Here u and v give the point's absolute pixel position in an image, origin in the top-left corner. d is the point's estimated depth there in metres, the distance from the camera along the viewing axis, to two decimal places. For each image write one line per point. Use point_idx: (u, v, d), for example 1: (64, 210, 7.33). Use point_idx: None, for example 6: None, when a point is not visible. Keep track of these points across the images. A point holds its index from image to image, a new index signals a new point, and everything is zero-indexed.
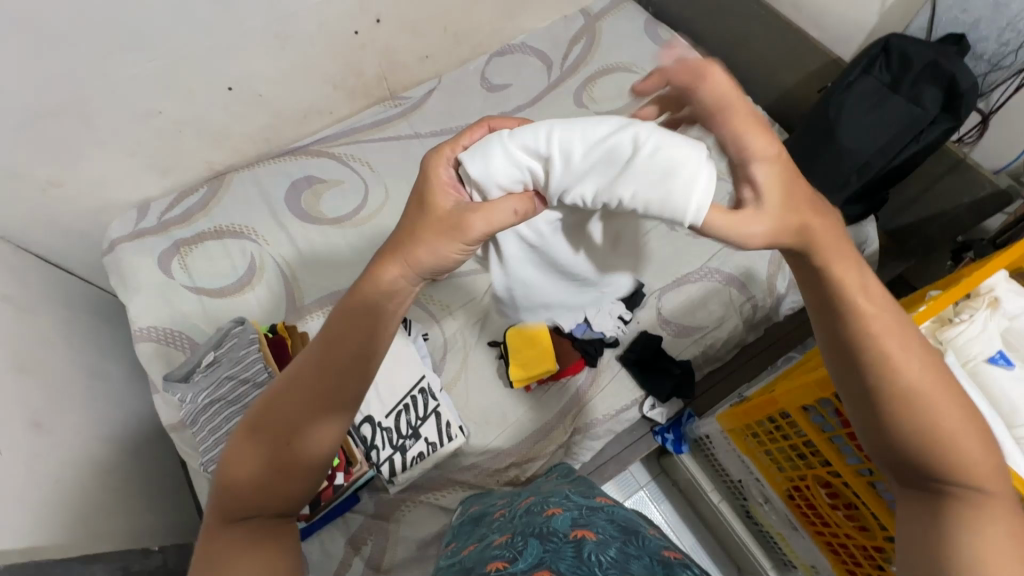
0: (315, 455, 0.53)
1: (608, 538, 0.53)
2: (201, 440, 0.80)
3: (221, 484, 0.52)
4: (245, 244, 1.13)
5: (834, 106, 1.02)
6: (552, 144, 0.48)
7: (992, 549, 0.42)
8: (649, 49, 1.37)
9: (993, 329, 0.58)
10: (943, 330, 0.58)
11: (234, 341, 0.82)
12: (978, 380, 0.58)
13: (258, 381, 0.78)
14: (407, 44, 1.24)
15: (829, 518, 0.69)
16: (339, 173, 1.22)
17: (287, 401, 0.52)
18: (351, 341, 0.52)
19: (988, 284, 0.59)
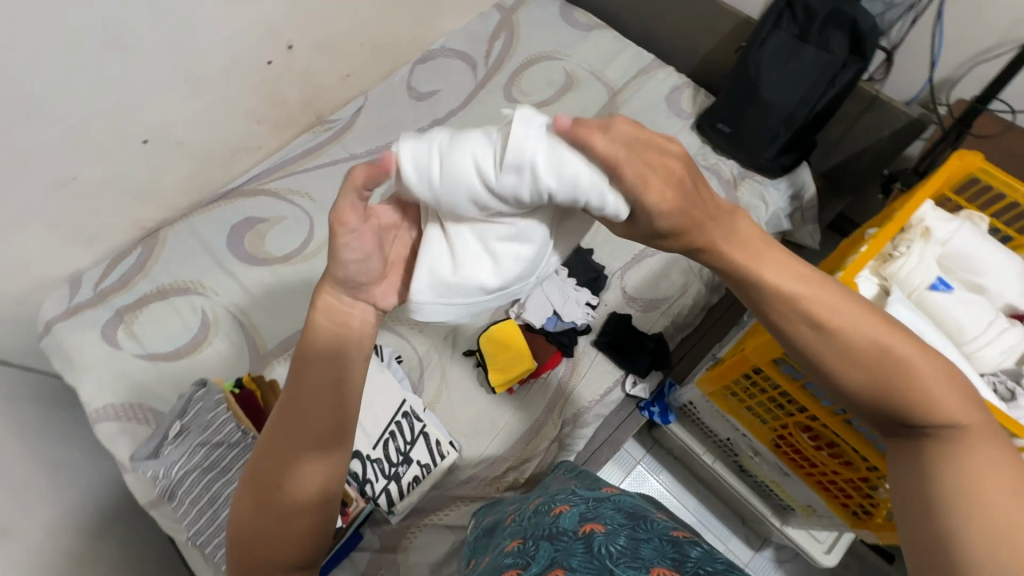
0: (311, 498, 0.51)
1: (619, 525, 0.54)
2: (182, 513, 0.75)
3: (233, 541, 0.52)
4: (194, 299, 1.08)
5: (752, 64, 1.07)
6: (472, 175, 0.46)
7: (975, 479, 0.42)
8: (568, 35, 1.38)
9: (931, 257, 0.60)
10: (886, 267, 0.61)
11: (198, 405, 0.79)
12: (925, 308, 0.60)
13: (234, 441, 0.77)
14: (326, 66, 1.21)
15: (816, 459, 0.72)
16: (280, 209, 1.18)
17: (270, 451, 0.51)
18: (317, 376, 0.51)
19: (918, 216, 0.62)
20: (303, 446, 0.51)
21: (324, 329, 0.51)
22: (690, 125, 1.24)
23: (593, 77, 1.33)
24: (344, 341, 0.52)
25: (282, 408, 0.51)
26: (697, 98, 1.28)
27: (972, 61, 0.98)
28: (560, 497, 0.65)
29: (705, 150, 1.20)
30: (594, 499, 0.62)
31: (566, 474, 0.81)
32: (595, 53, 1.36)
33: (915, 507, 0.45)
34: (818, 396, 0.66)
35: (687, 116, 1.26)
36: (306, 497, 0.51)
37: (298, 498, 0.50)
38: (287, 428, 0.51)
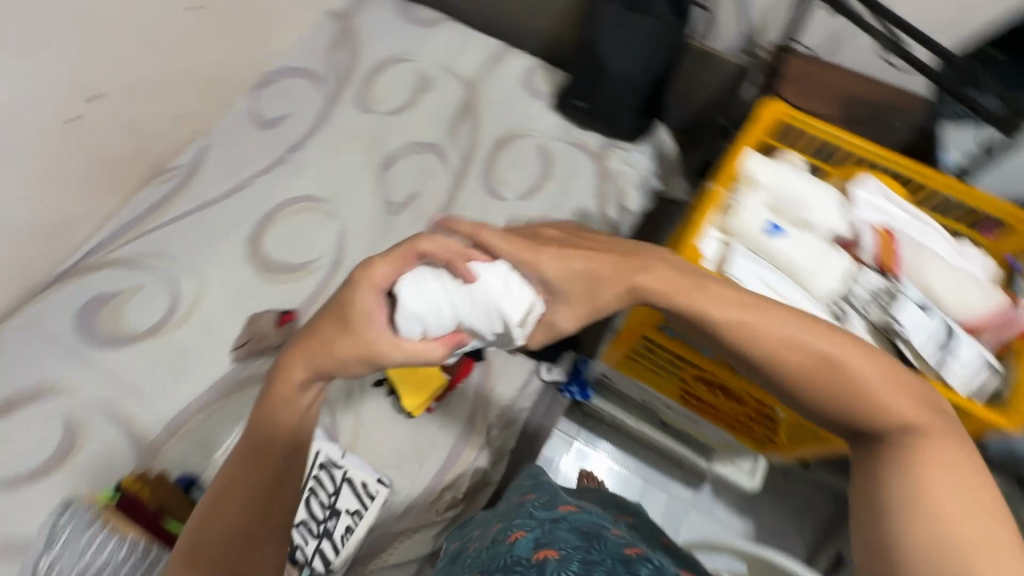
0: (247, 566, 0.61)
1: (573, 548, 0.57)
2: None
3: None
4: (49, 404, 0.94)
5: (591, 37, 1.09)
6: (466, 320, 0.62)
7: (927, 465, 0.51)
8: (412, 32, 1.34)
9: (760, 206, 0.68)
10: (726, 222, 0.69)
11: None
12: (764, 254, 0.67)
13: None
14: (147, 110, 1.08)
15: (717, 402, 0.78)
16: (131, 278, 1.04)
17: (212, 524, 0.60)
18: (262, 457, 0.61)
19: (747, 171, 0.70)
20: (249, 520, 0.61)
21: (280, 417, 0.62)
22: (551, 105, 1.25)
23: (447, 73, 1.30)
24: (292, 424, 0.63)
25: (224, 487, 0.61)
26: (551, 77, 1.29)
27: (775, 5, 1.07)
28: (516, 522, 0.66)
29: (569, 128, 1.22)
30: (550, 520, 0.64)
31: (522, 489, 0.83)
32: (444, 47, 1.32)
33: (885, 506, 0.51)
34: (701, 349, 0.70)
35: (546, 96, 1.27)
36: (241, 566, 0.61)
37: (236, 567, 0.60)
38: (232, 503, 0.60)
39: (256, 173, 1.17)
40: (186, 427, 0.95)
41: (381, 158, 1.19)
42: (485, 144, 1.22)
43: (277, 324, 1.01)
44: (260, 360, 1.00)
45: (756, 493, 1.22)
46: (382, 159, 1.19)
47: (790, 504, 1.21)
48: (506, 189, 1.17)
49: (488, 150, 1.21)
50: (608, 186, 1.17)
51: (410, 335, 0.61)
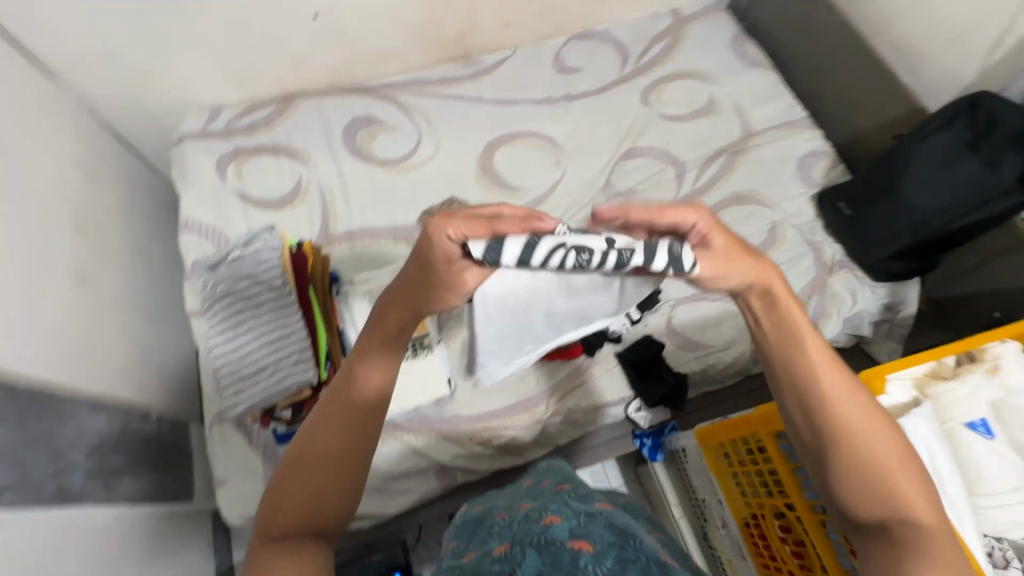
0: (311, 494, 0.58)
1: (606, 546, 0.58)
2: (211, 327, 0.83)
3: (312, 425, 0.59)
4: (296, 166, 1.20)
5: (903, 155, 0.97)
6: None
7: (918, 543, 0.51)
8: (730, 62, 1.33)
9: (980, 393, 0.72)
10: (934, 387, 0.73)
11: (260, 243, 0.85)
12: (953, 438, 0.72)
13: (275, 286, 0.82)
14: (491, 8, 1.26)
15: (777, 554, 0.68)
16: (397, 120, 1.26)
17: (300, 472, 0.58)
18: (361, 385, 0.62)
19: (994, 351, 0.72)
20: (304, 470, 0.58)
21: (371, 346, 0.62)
22: (812, 195, 1.17)
23: (735, 113, 1.28)
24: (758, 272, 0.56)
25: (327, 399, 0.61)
26: (832, 170, 1.19)
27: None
28: (551, 507, 0.67)
29: (816, 225, 1.13)
30: (584, 515, 0.65)
31: (554, 478, 0.83)
32: (749, 90, 1.30)
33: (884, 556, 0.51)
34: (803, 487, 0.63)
35: (815, 185, 1.18)
36: (895, 469, 0.54)
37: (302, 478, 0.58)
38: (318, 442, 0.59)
39: (529, 100, 1.30)
40: (357, 242, 1.14)
41: (628, 146, 1.25)
42: (725, 190, 1.19)
43: None
44: None
45: None
46: (628, 148, 1.25)
47: None
48: None
49: (723, 196, 1.18)
50: (818, 299, 1.06)
51: None
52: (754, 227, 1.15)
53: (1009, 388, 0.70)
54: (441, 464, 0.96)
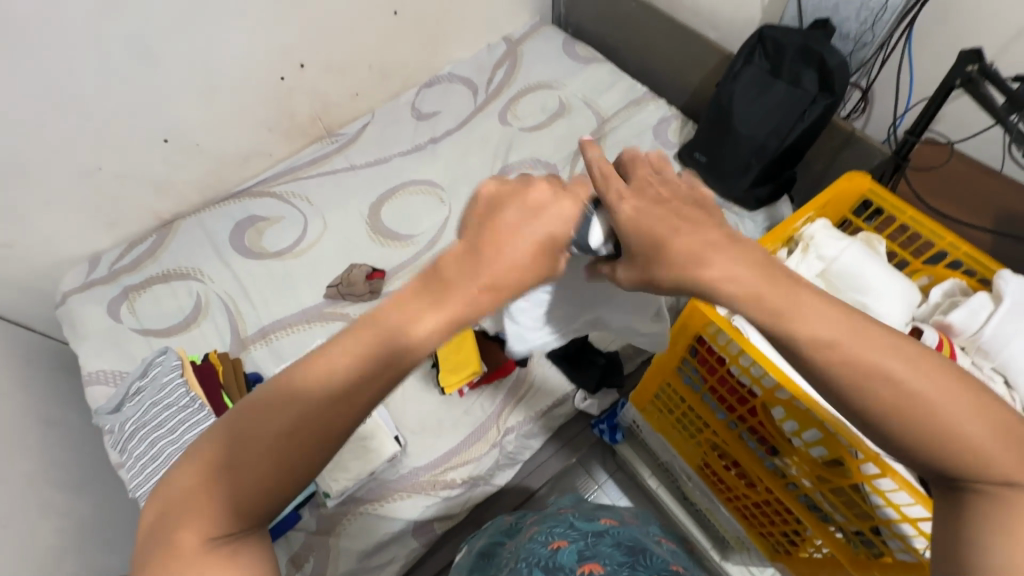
0: (237, 516, 0.37)
1: (618, 564, 0.50)
2: (127, 466, 0.81)
3: (265, 410, 0.38)
4: (190, 284, 1.19)
5: (726, 97, 1.08)
6: (995, 345, 0.59)
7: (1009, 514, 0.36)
8: (567, 65, 1.45)
9: (802, 272, 0.64)
10: None
11: (157, 369, 0.86)
12: None
13: (180, 403, 0.82)
14: (335, 83, 1.33)
15: (731, 484, 0.69)
16: (279, 210, 1.28)
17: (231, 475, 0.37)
18: (373, 359, 0.40)
19: (807, 231, 0.67)
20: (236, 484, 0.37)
21: (422, 320, 0.41)
22: (673, 155, 1.27)
23: (585, 107, 1.38)
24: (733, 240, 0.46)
25: (304, 371, 0.39)
26: (682, 129, 1.31)
27: (925, 98, 0.98)
28: (556, 530, 0.62)
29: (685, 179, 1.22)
30: (593, 536, 0.58)
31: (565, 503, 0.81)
32: (591, 84, 1.41)
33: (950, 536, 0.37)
34: (714, 408, 0.62)
35: (673, 146, 1.29)
36: (979, 425, 0.37)
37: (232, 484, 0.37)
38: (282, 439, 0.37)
39: (398, 153, 1.36)
40: (271, 336, 1.13)
41: (500, 165, 1.32)
42: None
43: (367, 276, 1.16)
44: (343, 302, 1.16)
45: None
46: (502, 167, 1.32)
47: None
48: None
49: None
50: None
51: (970, 322, 0.59)
52: None
53: (827, 256, 0.66)
54: (413, 524, 0.94)
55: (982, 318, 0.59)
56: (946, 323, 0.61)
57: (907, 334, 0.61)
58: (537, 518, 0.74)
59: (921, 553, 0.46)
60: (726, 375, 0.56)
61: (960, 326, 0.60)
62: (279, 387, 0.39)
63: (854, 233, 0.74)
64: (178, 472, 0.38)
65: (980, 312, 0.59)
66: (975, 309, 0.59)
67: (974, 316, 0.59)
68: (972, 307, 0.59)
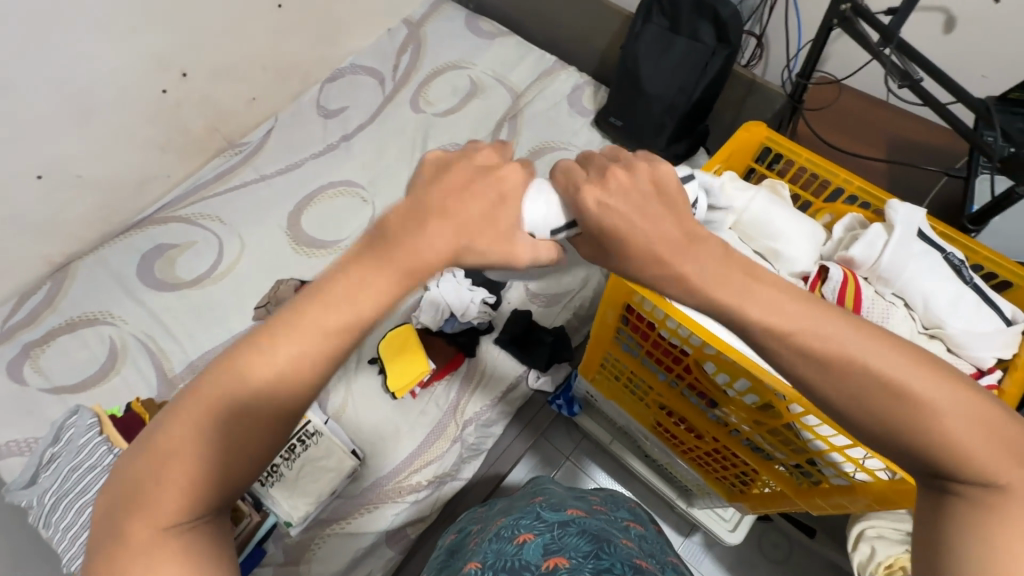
0: (197, 502, 0.38)
1: (583, 557, 0.51)
2: (56, 541, 0.75)
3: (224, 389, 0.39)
4: (101, 330, 1.09)
5: (631, 59, 1.08)
6: (895, 272, 0.63)
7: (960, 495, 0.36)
8: (473, 42, 1.41)
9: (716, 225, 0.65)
10: None
11: (71, 431, 0.79)
12: None
13: (105, 464, 0.76)
14: (227, 89, 1.23)
15: (683, 438, 0.71)
16: (189, 234, 1.19)
17: (180, 460, 0.38)
18: (321, 342, 0.40)
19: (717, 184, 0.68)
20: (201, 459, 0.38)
21: (377, 293, 0.41)
22: (591, 123, 1.27)
23: (497, 83, 1.35)
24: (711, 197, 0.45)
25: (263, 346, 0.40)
26: (596, 95, 1.31)
27: (811, 38, 1.02)
28: (523, 522, 0.61)
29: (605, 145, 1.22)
30: (559, 526, 0.59)
31: (527, 495, 0.79)
32: (500, 59, 1.38)
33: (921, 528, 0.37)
34: (654, 370, 0.63)
35: (589, 114, 1.29)
36: (963, 423, 0.36)
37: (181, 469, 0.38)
38: (230, 420, 0.39)
39: (310, 156, 1.29)
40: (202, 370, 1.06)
41: (420, 155, 1.28)
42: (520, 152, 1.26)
43: (296, 291, 1.10)
44: None
45: (752, 555, 1.09)
46: (422, 156, 1.28)
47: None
48: None
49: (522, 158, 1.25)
50: None
51: (869, 253, 0.63)
52: None
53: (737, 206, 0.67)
54: (385, 535, 0.92)
55: (881, 246, 0.62)
56: (851, 257, 0.64)
57: (816, 273, 0.64)
58: (502, 509, 0.74)
59: (851, 477, 0.49)
60: (659, 339, 0.56)
61: (863, 259, 0.64)
62: (237, 359, 0.39)
63: (760, 181, 0.77)
64: (132, 459, 0.39)
65: (875, 243, 0.63)
66: (873, 240, 0.63)
67: (873, 246, 0.63)
68: (869, 238, 0.63)
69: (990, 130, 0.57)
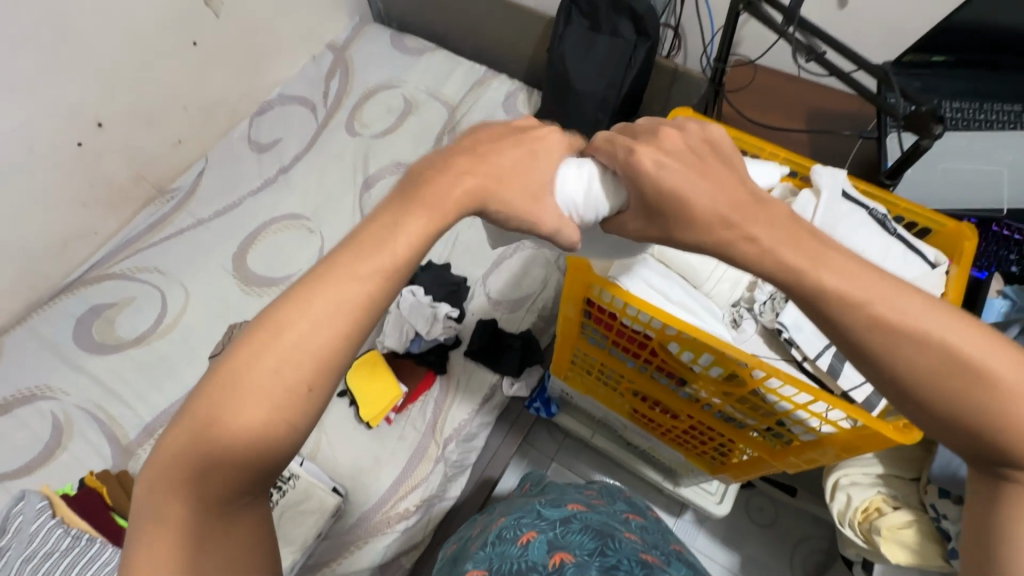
0: (202, 472, 0.36)
1: (588, 554, 0.51)
2: None
3: (255, 346, 0.38)
4: (41, 405, 1.01)
5: (558, 60, 1.11)
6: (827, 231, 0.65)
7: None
8: (401, 60, 1.40)
9: None
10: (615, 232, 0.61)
11: (18, 520, 0.73)
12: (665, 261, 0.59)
13: (62, 548, 0.70)
14: (149, 134, 1.17)
15: (660, 420, 0.73)
16: (126, 290, 1.12)
17: (225, 428, 0.36)
18: (358, 289, 0.39)
19: None
20: (220, 417, 0.36)
21: (406, 228, 0.41)
22: None
23: (432, 99, 1.35)
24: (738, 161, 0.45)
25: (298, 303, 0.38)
26: (530, 99, 1.33)
27: (723, 24, 1.07)
28: (524, 521, 0.61)
29: None
30: (561, 522, 0.59)
31: (527, 495, 0.78)
32: (430, 74, 1.38)
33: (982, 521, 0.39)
34: (623, 358, 0.64)
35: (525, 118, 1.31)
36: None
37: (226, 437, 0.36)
38: (277, 380, 0.37)
39: (248, 193, 1.25)
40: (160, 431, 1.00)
41: (363, 178, 1.26)
42: None
43: None
44: None
45: (742, 522, 1.12)
46: (364, 179, 1.26)
47: (783, 536, 1.11)
48: None
49: None
50: None
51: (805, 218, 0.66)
52: None
53: None
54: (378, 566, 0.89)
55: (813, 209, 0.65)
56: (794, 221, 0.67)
57: None
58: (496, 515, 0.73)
59: (820, 431, 0.51)
60: (622, 327, 0.57)
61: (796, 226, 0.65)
62: (267, 319, 0.38)
63: None
64: (168, 434, 0.37)
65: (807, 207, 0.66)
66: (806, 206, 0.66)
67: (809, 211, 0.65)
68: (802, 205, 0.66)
69: (891, 91, 0.61)
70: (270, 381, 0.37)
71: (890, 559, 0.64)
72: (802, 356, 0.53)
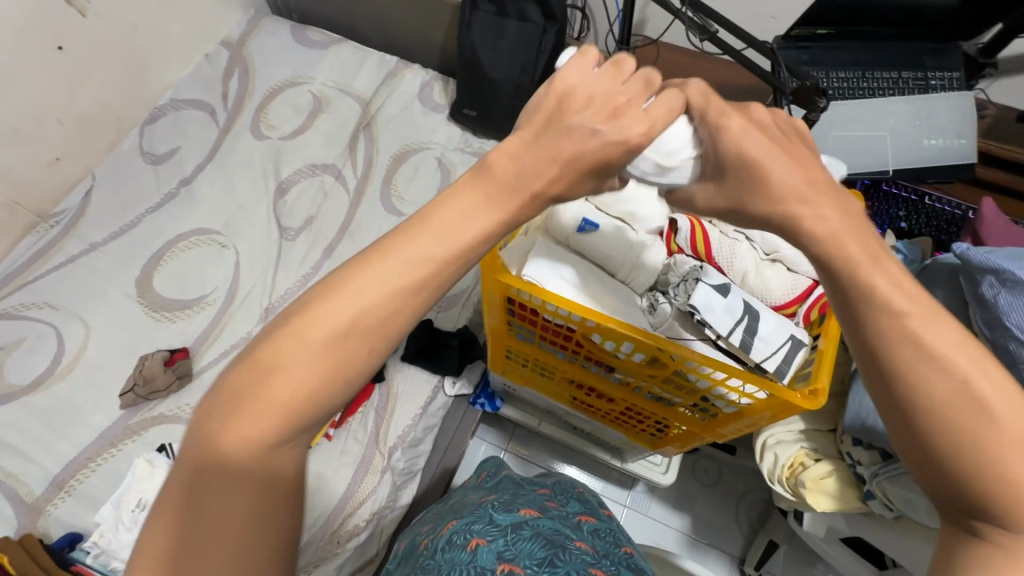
0: (249, 425, 0.36)
1: (537, 565, 0.51)
2: None
3: (325, 304, 0.37)
4: None
5: (468, 47, 1.08)
6: None
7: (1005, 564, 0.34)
8: (305, 54, 1.32)
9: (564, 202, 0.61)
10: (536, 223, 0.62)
11: None
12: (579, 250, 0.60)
13: None
14: (18, 154, 1.04)
15: (597, 404, 0.74)
16: (13, 331, 1.00)
17: (283, 378, 0.36)
18: (420, 257, 0.38)
19: None
20: (281, 370, 0.36)
21: (471, 191, 0.40)
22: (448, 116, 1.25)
23: (343, 94, 1.28)
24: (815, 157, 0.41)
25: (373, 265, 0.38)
26: (446, 88, 1.29)
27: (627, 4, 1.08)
28: (474, 527, 0.59)
29: (467, 137, 1.21)
30: (511, 529, 0.58)
31: (482, 489, 0.77)
32: (339, 68, 1.31)
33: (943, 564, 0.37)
34: (553, 350, 0.64)
35: (443, 109, 1.26)
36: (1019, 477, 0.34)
37: (287, 385, 0.36)
38: (340, 328, 0.37)
39: (147, 210, 1.14)
40: (70, 483, 0.91)
41: (276, 184, 1.18)
42: (382, 159, 1.21)
43: (165, 363, 0.98)
44: (149, 404, 0.97)
45: (690, 486, 1.17)
46: (277, 185, 1.18)
47: (727, 492, 1.17)
48: (403, 204, 1.16)
49: (386, 164, 1.20)
50: None
51: None
52: (427, 171, 1.19)
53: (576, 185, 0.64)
54: None
55: None
56: None
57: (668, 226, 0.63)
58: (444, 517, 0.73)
59: (740, 402, 0.53)
60: (545, 322, 0.57)
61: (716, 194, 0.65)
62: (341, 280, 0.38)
63: None
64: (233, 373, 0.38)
65: None
66: None
67: None
68: None
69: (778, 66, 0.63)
70: (333, 345, 0.37)
71: (815, 508, 0.68)
72: (716, 335, 0.53)
